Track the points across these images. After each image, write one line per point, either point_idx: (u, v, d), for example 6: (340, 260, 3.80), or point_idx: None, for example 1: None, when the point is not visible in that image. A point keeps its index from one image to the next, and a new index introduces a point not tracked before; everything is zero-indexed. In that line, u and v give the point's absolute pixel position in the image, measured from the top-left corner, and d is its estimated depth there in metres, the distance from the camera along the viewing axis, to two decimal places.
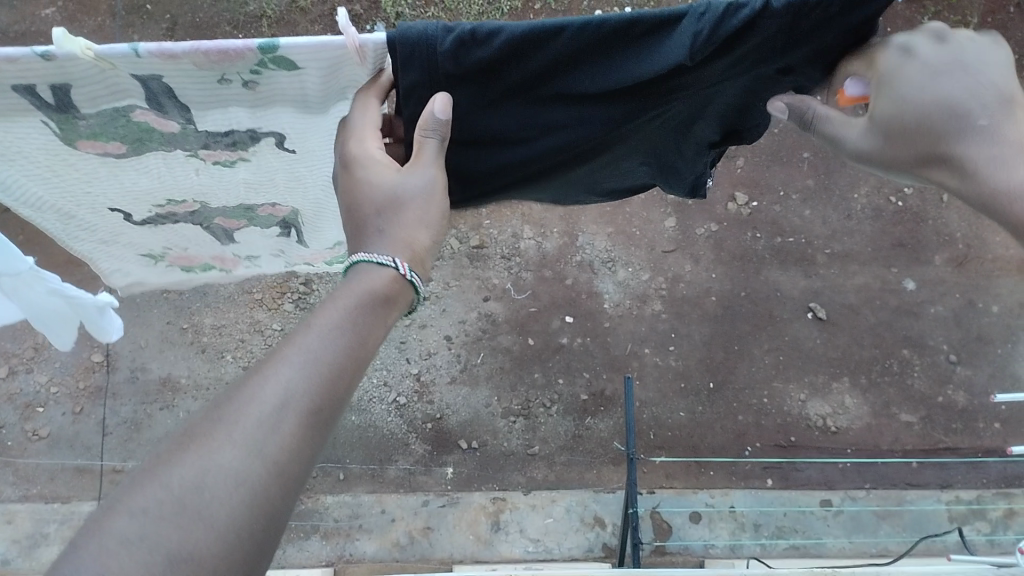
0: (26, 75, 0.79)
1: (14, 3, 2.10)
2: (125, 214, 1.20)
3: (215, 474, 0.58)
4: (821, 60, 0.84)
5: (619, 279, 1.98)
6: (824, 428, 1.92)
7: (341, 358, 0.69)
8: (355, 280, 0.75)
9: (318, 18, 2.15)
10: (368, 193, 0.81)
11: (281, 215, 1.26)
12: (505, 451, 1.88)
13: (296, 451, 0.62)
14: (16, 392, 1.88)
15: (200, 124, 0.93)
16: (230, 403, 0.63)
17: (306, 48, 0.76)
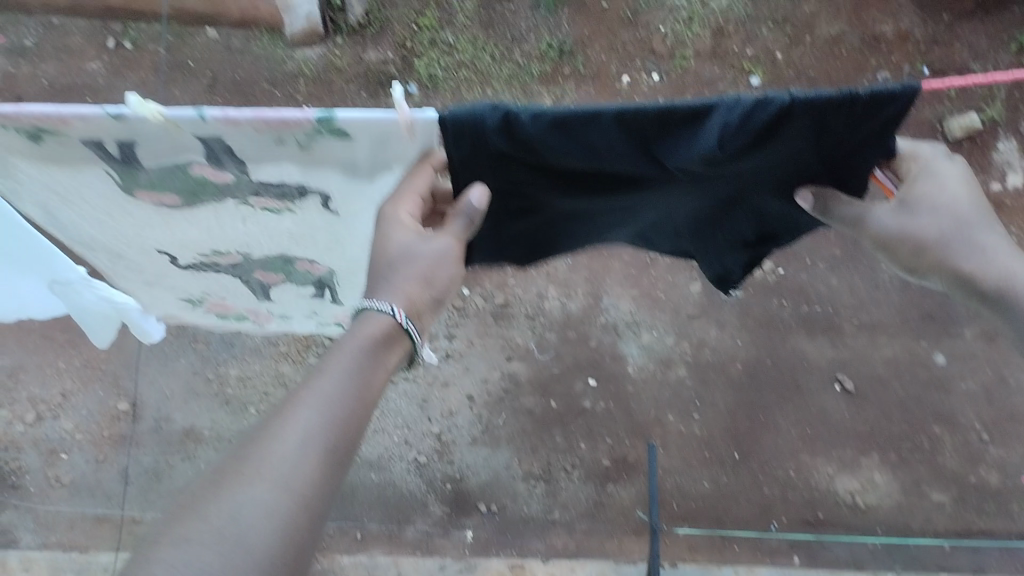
0: (94, 130, 0.83)
1: (62, 58, 2.20)
2: (170, 257, 1.22)
3: (250, 505, 0.71)
4: (862, 157, 0.84)
5: (643, 342, 1.97)
6: (853, 505, 1.88)
7: (349, 400, 0.81)
8: (361, 328, 0.86)
9: (354, 78, 2.19)
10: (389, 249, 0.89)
11: (319, 275, 1.28)
12: (525, 516, 1.85)
13: (316, 482, 0.75)
14: (42, 438, 1.90)
15: (254, 175, 0.94)
16: (259, 444, 0.75)
17: (360, 121, 0.78)
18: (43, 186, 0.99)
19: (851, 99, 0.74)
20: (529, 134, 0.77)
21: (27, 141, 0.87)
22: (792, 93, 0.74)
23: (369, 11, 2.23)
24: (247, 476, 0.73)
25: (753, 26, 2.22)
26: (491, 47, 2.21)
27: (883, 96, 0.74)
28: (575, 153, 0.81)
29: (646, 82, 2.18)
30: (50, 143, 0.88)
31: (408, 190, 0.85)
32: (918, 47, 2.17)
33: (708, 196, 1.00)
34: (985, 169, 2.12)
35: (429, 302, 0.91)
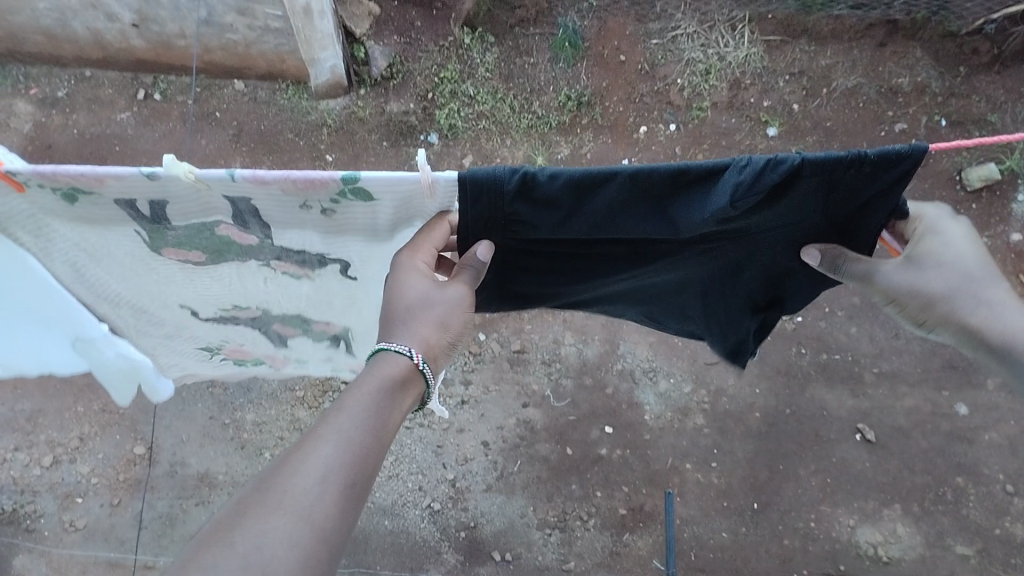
0: (128, 190, 0.85)
1: (93, 108, 2.28)
2: (192, 311, 1.22)
3: (272, 540, 0.64)
4: (869, 217, 0.87)
5: (660, 390, 1.95)
6: (875, 557, 1.84)
7: (371, 436, 0.75)
8: (378, 369, 0.82)
9: (375, 127, 2.25)
10: (401, 296, 0.87)
11: (334, 333, 1.31)
12: (539, 565, 1.83)
13: (341, 519, 0.68)
14: (58, 481, 1.91)
15: (277, 240, 0.97)
16: (277, 475, 0.69)
17: (386, 184, 0.80)
18: (73, 242, 1.01)
19: (859, 160, 0.77)
20: (546, 191, 0.79)
21: (62, 201, 0.90)
22: (801, 155, 0.77)
23: (393, 64, 2.25)
24: (266, 509, 0.66)
25: (770, 78, 2.24)
26: (510, 98, 2.25)
27: (890, 156, 0.77)
28: (587, 216, 0.83)
29: (662, 132, 2.23)
30: (83, 203, 0.91)
31: (427, 239, 0.87)
32: (936, 99, 2.19)
33: (715, 267, 1.01)
34: (1004, 219, 2.12)
35: (445, 349, 0.90)
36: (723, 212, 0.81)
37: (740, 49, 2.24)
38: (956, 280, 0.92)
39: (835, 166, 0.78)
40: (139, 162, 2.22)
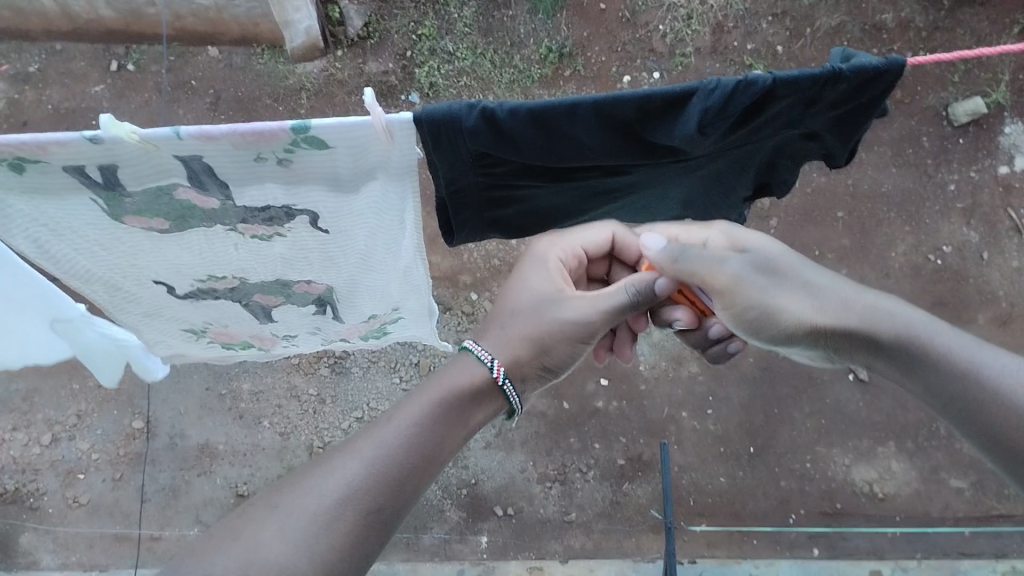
0: (77, 157, 0.85)
1: (65, 82, 2.22)
2: (168, 287, 1.22)
3: (264, 552, 0.70)
4: (840, 127, 0.94)
5: (654, 340, 1.95)
6: (871, 495, 1.87)
7: (405, 450, 0.80)
8: (457, 365, 0.92)
9: (355, 90, 2.21)
10: (516, 298, 1.01)
11: (316, 293, 1.27)
12: (541, 518, 1.85)
13: (346, 540, 0.73)
14: (58, 459, 1.91)
15: (239, 200, 0.96)
16: (300, 483, 0.76)
17: (337, 130, 0.81)
18: (31, 218, 0.99)
19: (835, 76, 0.81)
20: (507, 125, 0.80)
21: (11, 173, 0.89)
22: (773, 76, 0.80)
23: (369, 23, 2.22)
24: (275, 516, 0.73)
25: (753, 20, 2.20)
26: (491, 53, 2.20)
27: (869, 73, 0.82)
28: (551, 147, 0.86)
29: (646, 81, 2.20)
30: (32, 173, 0.89)
31: (584, 236, 1.10)
32: (919, 34, 2.19)
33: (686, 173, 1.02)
34: (991, 152, 2.12)
35: (535, 369, 0.97)
36: (693, 135, 0.84)
37: None
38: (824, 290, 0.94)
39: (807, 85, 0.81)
40: None
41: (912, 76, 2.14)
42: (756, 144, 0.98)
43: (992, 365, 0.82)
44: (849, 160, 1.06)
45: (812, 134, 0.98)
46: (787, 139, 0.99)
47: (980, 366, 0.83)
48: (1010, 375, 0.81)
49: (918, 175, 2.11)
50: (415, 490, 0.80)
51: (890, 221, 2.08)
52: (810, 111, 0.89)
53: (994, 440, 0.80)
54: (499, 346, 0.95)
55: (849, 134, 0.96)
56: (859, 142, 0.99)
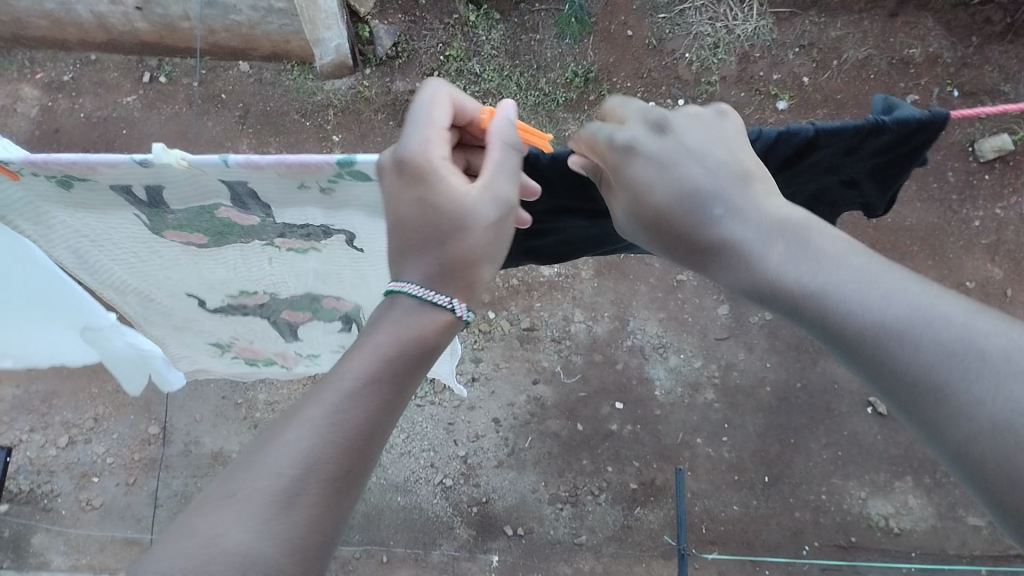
0: (124, 176, 0.86)
1: (98, 91, 2.27)
2: (199, 300, 1.23)
3: (223, 545, 0.59)
4: (882, 177, 0.97)
5: (670, 365, 1.95)
6: (886, 530, 1.84)
7: (359, 408, 0.70)
8: (385, 316, 0.77)
9: (381, 107, 2.23)
10: (416, 232, 0.78)
11: (345, 307, 1.27)
12: (551, 539, 1.84)
13: (312, 520, 0.63)
14: (74, 461, 1.92)
15: (279, 218, 0.97)
16: (245, 461, 0.65)
17: (384, 166, 0.80)
18: (72, 230, 1.01)
19: (877, 128, 0.81)
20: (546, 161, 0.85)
21: (58, 188, 0.90)
22: (814, 126, 0.80)
23: (398, 43, 2.24)
24: (225, 503, 0.62)
25: (780, 51, 2.22)
26: (516, 75, 2.23)
27: (912, 125, 0.81)
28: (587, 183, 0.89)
29: (672, 108, 2.20)
30: (79, 189, 0.90)
31: (432, 117, 0.78)
32: (947, 70, 2.18)
33: None
34: (1017, 189, 2.10)
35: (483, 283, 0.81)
36: None
37: (750, 22, 2.22)
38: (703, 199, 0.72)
39: (851, 135, 0.82)
40: (147, 146, 2.21)
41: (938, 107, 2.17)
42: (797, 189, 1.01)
43: (861, 295, 0.60)
44: (889, 208, 1.11)
45: (857, 181, 1.00)
46: (831, 186, 1.02)
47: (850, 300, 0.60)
48: (880, 304, 0.58)
49: (942, 210, 2.10)
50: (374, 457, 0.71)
51: (913, 255, 2.07)
52: (853, 158, 0.90)
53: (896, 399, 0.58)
54: (427, 279, 0.78)
55: (891, 183, 0.99)
56: (899, 193, 1.03)
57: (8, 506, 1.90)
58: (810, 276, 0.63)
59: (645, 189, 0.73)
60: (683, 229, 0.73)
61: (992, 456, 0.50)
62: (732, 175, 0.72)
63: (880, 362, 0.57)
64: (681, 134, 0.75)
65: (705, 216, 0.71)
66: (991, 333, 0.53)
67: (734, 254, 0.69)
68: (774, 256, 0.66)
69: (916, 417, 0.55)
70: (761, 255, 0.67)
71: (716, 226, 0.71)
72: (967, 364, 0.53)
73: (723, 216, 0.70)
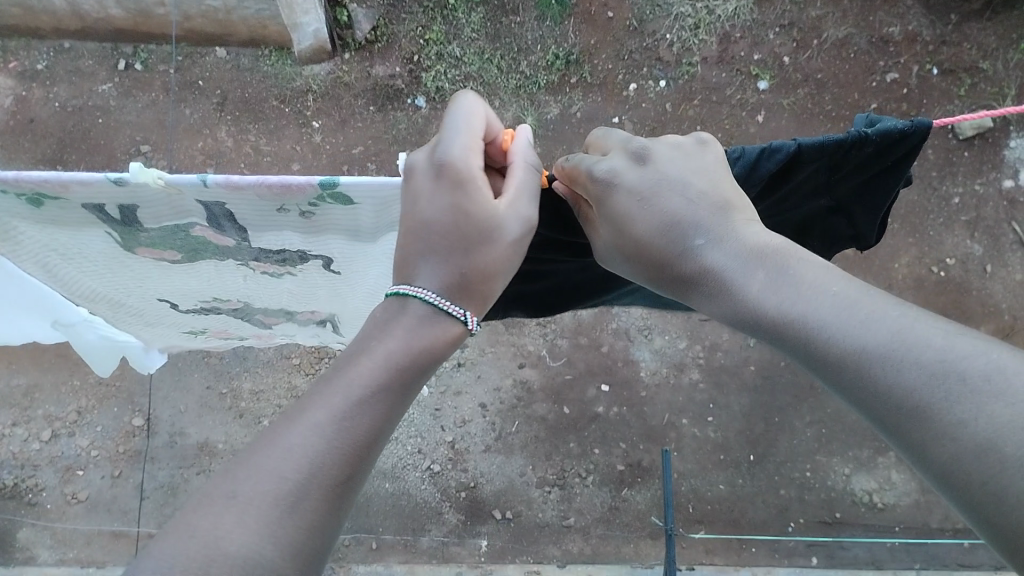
0: (97, 195, 0.85)
1: (73, 80, 2.23)
2: (171, 303, 1.22)
3: (223, 550, 0.55)
4: (870, 193, 0.96)
5: (655, 347, 1.95)
6: (870, 504, 1.87)
7: (365, 416, 0.67)
8: (386, 319, 0.75)
9: (361, 93, 2.21)
10: (445, 236, 0.75)
11: (319, 318, 1.30)
12: (540, 522, 1.85)
13: (314, 529, 0.60)
14: (57, 455, 1.91)
15: (255, 242, 0.97)
16: (245, 459, 0.62)
17: (366, 187, 0.81)
18: (41, 244, 0.99)
19: (860, 140, 0.80)
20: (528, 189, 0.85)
21: (27, 205, 0.88)
22: (797, 142, 0.80)
23: (377, 27, 2.22)
24: (224, 503, 0.58)
25: (760, 31, 2.22)
26: (498, 59, 2.21)
27: (895, 134, 0.81)
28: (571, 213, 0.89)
29: (652, 89, 2.20)
30: (48, 206, 0.89)
31: (472, 123, 0.75)
32: (926, 48, 2.20)
33: None
34: (997, 165, 2.12)
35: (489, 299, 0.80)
36: None
37: (731, 2, 2.21)
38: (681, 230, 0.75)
39: (834, 149, 0.81)
40: (124, 136, 2.18)
41: (917, 85, 2.18)
42: (785, 211, 1.00)
43: (831, 326, 0.63)
44: (881, 234, 1.10)
45: (848, 199, 0.99)
46: (821, 207, 1.02)
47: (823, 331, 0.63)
48: (847, 336, 0.61)
49: (923, 187, 2.11)
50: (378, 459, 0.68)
51: (894, 233, 2.08)
52: (839, 174, 0.89)
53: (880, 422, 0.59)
54: (445, 289, 0.75)
55: (881, 201, 0.99)
56: (890, 213, 1.02)
57: None
58: (792, 303, 0.66)
59: (627, 219, 0.76)
60: (665, 257, 0.76)
61: (977, 473, 0.52)
62: (713, 204, 0.75)
63: (862, 386, 0.59)
64: (661, 165, 0.77)
65: (687, 245, 0.75)
66: (971, 354, 0.56)
67: (717, 283, 0.73)
68: (755, 284, 0.70)
69: (897, 437, 0.57)
70: (742, 284, 0.71)
71: (694, 257, 0.74)
72: (951, 385, 0.55)
73: (704, 246, 0.74)
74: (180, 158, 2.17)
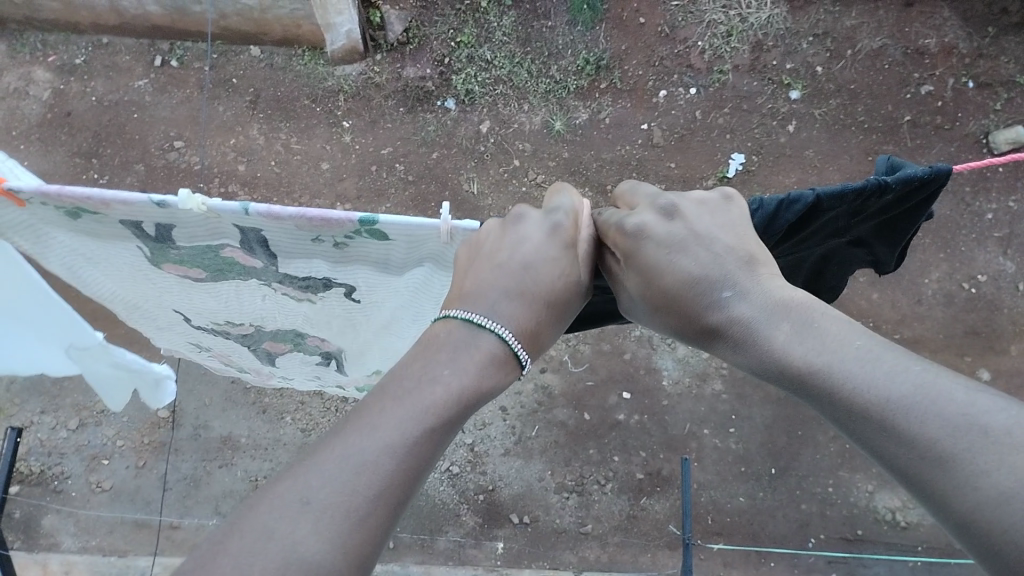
0: (136, 214, 0.86)
1: (110, 74, 2.27)
2: (185, 317, 1.23)
3: (300, 559, 0.53)
4: (888, 225, 0.95)
5: (679, 355, 1.94)
6: (894, 523, 1.84)
7: (432, 445, 0.63)
8: (453, 345, 0.70)
9: (392, 93, 2.22)
10: (541, 283, 0.75)
11: (328, 349, 1.29)
12: (557, 528, 1.85)
13: (377, 546, 0.57)
14: (84, 444, 1.94)
15: (283, 267, 0.98)
16: (314, 464, 0.58)
17: (402, 228, 0.82)
18: (72, 250, 1.00)
19: (881, 187, 0.80)
20: None
21: (65, 215, 0.90)
22: (816, 191, 0.79)
23: (409, 29, 2.24)
24: (298, 507, 0.55)
25: (793, 40, 2.20)
26: (528, 63, 2.21)
27: (914, 181, 0.81)
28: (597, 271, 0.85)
29: (683, 96, 2.19)
30: (85, 219, 0.91)
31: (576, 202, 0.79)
32: (963, 61, 2.16)
33: None
34: None
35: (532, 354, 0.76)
36: None
37: (762, 10, 2.20)
38: (708, 279, 0.71)
39: (854, 196, 0.80)
40: (159, 131, 2.21)
41: (952, 98, 2.15)
42: (806, 251, 0.99)
43: (866, 374, 0.59)
44: (900, 264, 1.09)
45: (864, 234, 0.97)
46: (835, 246, 1.00)
47: (856, 379, 0.60)
48: (887, 381, 0.58)
49: (955, 203, 2.09)
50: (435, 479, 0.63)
51: (926, 248, 2.06)
52: (857, 216, 0.88)
53: (901, 477, 0.56)
54: (524, 329, 0.72)
55: (899, 235, 0.97)
56: (909, 246, 1.02)
57: (19, 487, 1.91)
58: (816, 355, 0.63)
59: (657, 273, 0.72)
60: (692, 310, 0.72)
61: (1000, 523, 0.50)
62: (739, 259, 0.71)
63: (886, 438, 0.57)
64: (692, 219, 0.74)
65: (711, 298, 0.71)
66: (991, 410, 0.54)
67: (742, 335, 0.68)
68: (781, 335, 0.66)
69: (916, 487, 0.55)
70: (767, 335, 0.67)
71: (719, 309, 0.70)
72: (968, 438, 0.53)
73: (728, 299, 0.70)
74: (212, 156, 2.18)
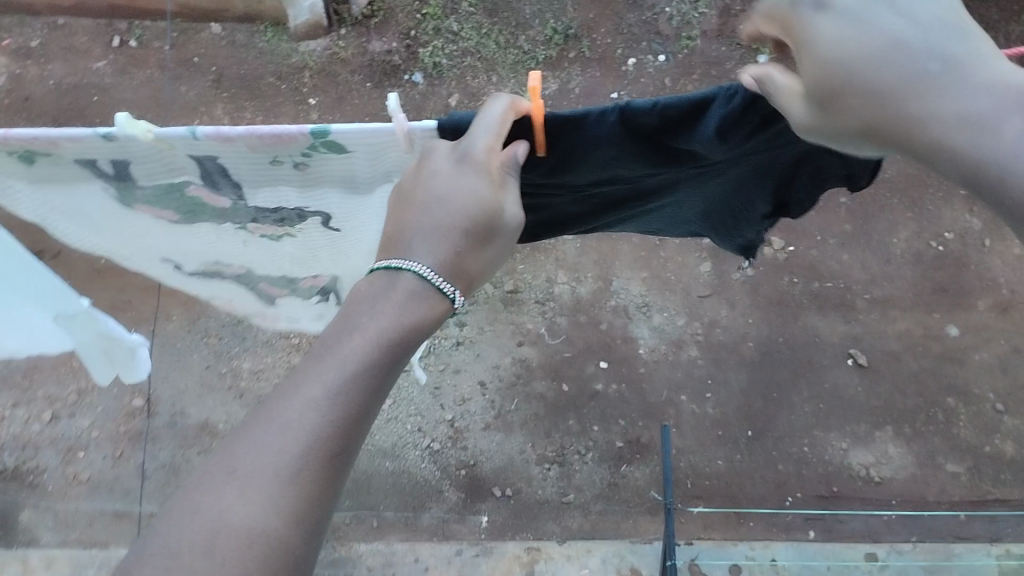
0: (88, 151, 0.84)
1: (66, 57, 2.21)
2: (176, 265, 1.21)
3: (226, 526, 0.61)
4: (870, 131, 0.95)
5: (654, 324, 1.98)
6: (867, 478, 1.87)
7: (359, 398, 0.70)
8: (371, 297, 0.75)
9: (358, 69, 2.18)
10: (455, 213, 0.76)
11: (323, 287, 1.31)
12: (539, 499, 1.85)
13: (310, 498, 0.65)
14: (59, 435, 1.92)
15: (251, 201, 0.98)
16: (247, 435, 0.67)
17: (359, 134, 0.80)
18: (38, 201, 0.98)
19: None
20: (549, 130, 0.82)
21: (20, 163, 0.88)
22: None
23: (373, 2, 2.23)
24: (224, 478, 0.64)
25: None
26: (495, 33, 2.19)
27: None
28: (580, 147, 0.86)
29: (651, 64, 2.16)
30: (42, 164, 0.88)
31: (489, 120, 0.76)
32: None
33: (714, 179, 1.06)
34: None
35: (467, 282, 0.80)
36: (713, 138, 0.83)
37: None
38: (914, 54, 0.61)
39: None
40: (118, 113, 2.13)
41: None
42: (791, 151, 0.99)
43: None
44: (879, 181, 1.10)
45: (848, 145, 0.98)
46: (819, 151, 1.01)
47: None
48: None
49: None
50: (366, 425, 0.71)
51: (893, 208, 2.09)
52: None
53: None
54: (446, 266, 0.76)
55: None
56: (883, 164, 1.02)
57: None
58: None
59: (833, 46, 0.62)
60: (886, 94, 0.62)
61: None
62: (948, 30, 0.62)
63: None
64: None
65: (920, 74, 0.61)
66: None
67: (953, 129, 0.60)
68: (1012, 130, 0.59)
69: None
70: (993, 129, 0.59)
71: (933, 90, 0.60)
72: None
73: (939, 80, 0.60)
74: None
